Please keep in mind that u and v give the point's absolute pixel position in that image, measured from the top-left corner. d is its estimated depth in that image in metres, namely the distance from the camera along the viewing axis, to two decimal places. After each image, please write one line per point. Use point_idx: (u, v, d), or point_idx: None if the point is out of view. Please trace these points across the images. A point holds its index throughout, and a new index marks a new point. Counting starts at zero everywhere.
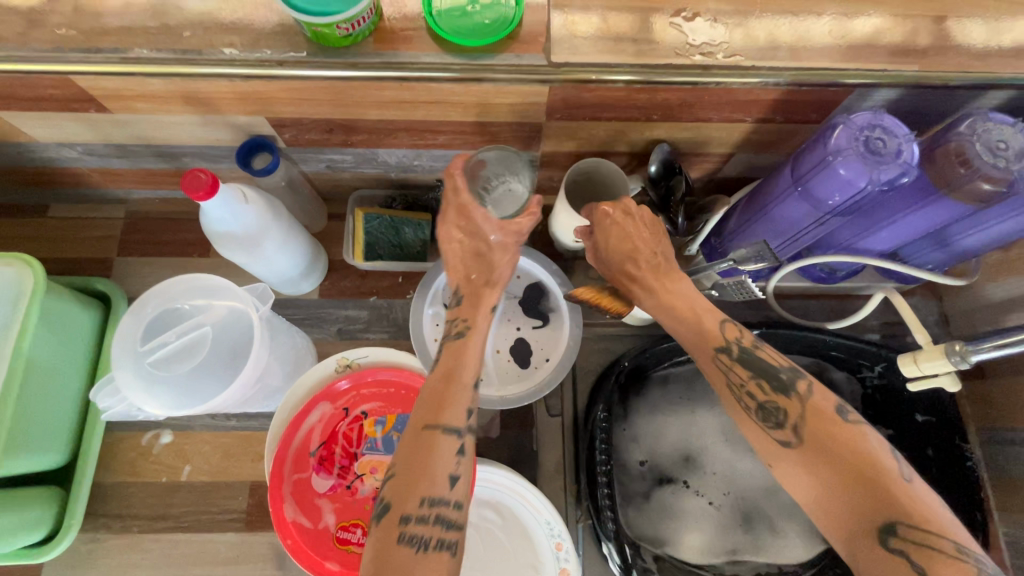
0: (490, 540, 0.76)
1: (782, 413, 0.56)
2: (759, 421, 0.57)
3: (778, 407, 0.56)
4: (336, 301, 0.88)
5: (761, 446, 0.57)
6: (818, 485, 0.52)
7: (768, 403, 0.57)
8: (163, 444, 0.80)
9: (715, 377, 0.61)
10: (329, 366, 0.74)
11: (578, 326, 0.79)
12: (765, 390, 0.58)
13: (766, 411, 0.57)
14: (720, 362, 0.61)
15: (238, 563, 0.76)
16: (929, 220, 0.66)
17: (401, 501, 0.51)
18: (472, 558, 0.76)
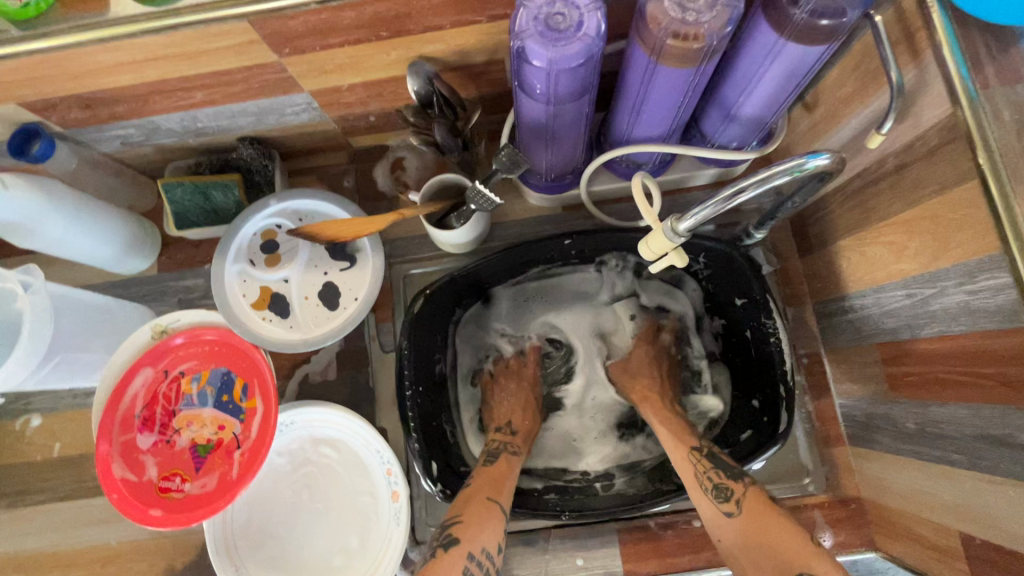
0: (329, 472, 0.81)
1: (729, 491, 0.64)
2: (710, 494, 0.64)
3: (728, 487, 0.64)
4: (174, 274, 0.91)
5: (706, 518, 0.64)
6: (749, 542, 0.60)
7: (721, 482, 0.65)
8: (34, 426, 0.87)
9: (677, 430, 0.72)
10: (146, 334, 0.78)
11: (382, 261, 0.80)
12: (720, 475, 0.65)
13: (718, 489, 0.64)
14: (692, 453, 0.68)
15: (112, 521, 0.84)
16: (673, 93, 0.62)
17: (466, 540, 0.63)
18: (314, 492, 0.81)
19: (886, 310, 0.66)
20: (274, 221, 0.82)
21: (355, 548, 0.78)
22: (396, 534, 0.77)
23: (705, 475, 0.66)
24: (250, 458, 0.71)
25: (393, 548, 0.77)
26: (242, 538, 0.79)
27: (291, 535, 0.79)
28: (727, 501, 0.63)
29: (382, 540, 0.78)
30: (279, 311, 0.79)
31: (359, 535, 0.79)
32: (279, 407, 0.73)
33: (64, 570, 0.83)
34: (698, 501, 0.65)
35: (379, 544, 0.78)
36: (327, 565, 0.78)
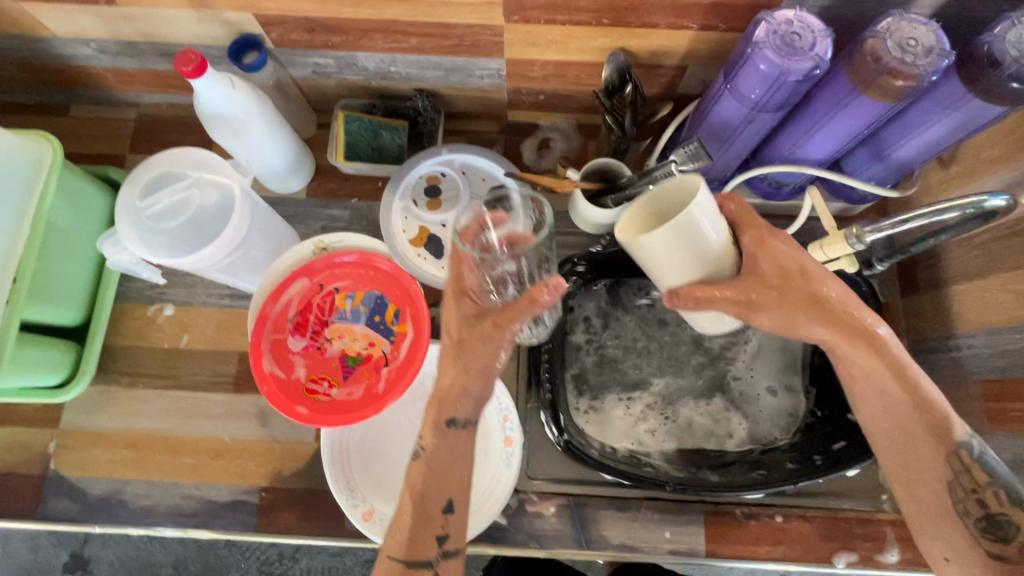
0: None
1: (1013, 528, 0.59)
2: (982, 527, 0.61)
3: (1011, 522, 0.59)
4: (321, 201, 0.97)
5: (965, 546, 0.61)
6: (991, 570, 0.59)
7: (1002, 516, 0.60)
8: (166, 315, 0.91)
9: (924, 461, 0.64)
10: (308, 248, 0.83)
11: (535, 225, 0.86)
12: (1000, 502, 0.61)
13: (995, 524, 0.60)
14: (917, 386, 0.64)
15: (227, 417, 0.87)
16: (856, 124, 0.70)
17: (429, 497, 0.67)
18: None
19: (997, 350, 0.74)
20: (441, 170, 0.88)
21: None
22: (504, 476, 0.82)
23: (970, 496, 0.62)
24: (397, 377, 0.76)
25: (501, 489, 0.81)
26: (355, 454, 0.83)
27: (402, 461, 0.84)
28: (1007, 542, 0.59)
29: (489, 480, 0.82)
30: (435, 251, 0.85)
31: (467, 472, 0.83)
32: (431, 335, 0.78)
33: (174, 455, 0.86)
34: (964, 538, 0.62)
35: (486, 483, 0.82)
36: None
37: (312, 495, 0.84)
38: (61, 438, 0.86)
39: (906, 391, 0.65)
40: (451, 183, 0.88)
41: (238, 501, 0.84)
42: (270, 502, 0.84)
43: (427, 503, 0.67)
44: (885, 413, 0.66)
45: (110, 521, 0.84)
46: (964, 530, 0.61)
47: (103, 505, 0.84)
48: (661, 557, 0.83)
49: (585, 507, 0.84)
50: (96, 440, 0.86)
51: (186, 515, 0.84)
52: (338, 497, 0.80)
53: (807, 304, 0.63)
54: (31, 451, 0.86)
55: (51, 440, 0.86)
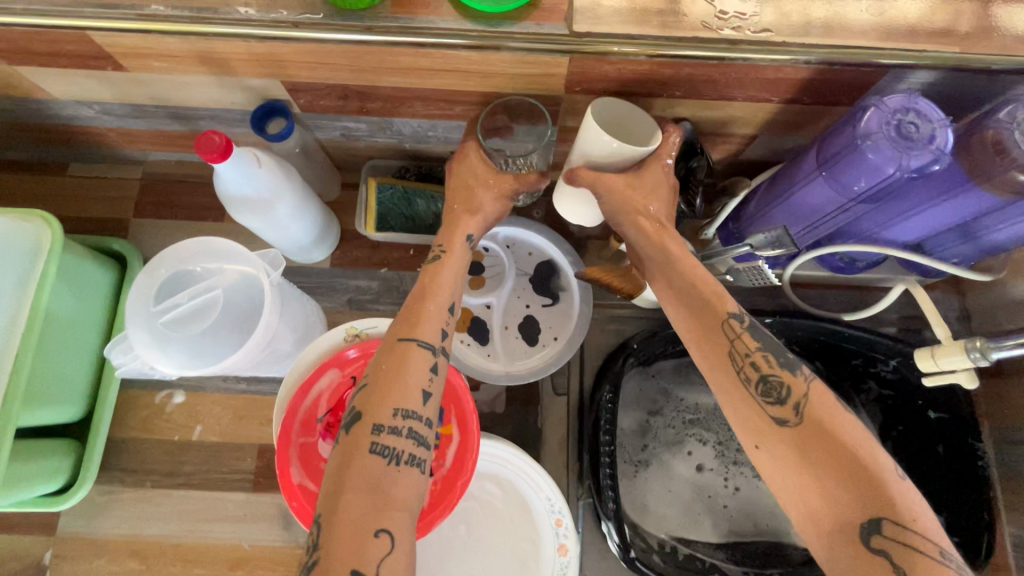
0: (490, 511, 0.78)
1: (784, 390, 0.55)
2: (759, 396, 0.55)
3: (779, 381, 0.55)
4: (347, 271, 0.88)
5: (749, 417, 0.56)
6: (805, 471, 0.51)
7: (773, 378, 0.55)
8: (176, 403, 0.82)
9: (723, 380, 0.58)
10: (339, 335, 0.75)
11: (589, 306, 0.78)
12: (771, 364, 0.56)
13: (769, 385, 0.55)
14: (728, 328, 0.59)
15: (246, 520, 0.78)
16: (959, 212, 0.63)
17: (373, 409, 0.55)
18: (472, 529, 0.77)
19: None
20: (483, 244, 0.80)
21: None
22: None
23: (748, 365, 0.57)
24: (444, 489, 0.68)
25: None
26: None
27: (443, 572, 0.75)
28: (782, 406, 0.54)
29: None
30: (479, 337, 0.76)
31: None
32: (479, 438, 0.69)
33: (187, 565, 0.77)
34: (753, 420, 0.55)
35: None
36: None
37: None
38: (58, 547, 0.77)
39: (709, 337, 0.59)
40: (495, 258, 0.80)
41: None
42: None
43: (400, 350, 0.59)
44: (720, 384, 0.58)
45: None
46: (754, 409, 0.55)
47: None
48: None
49: None
50: (98, 548, 0.77)
51: None
52: None
53: (693, 299, 0.62)
54: (24, 562, 0.76)
55: (46, 548, 0.77)
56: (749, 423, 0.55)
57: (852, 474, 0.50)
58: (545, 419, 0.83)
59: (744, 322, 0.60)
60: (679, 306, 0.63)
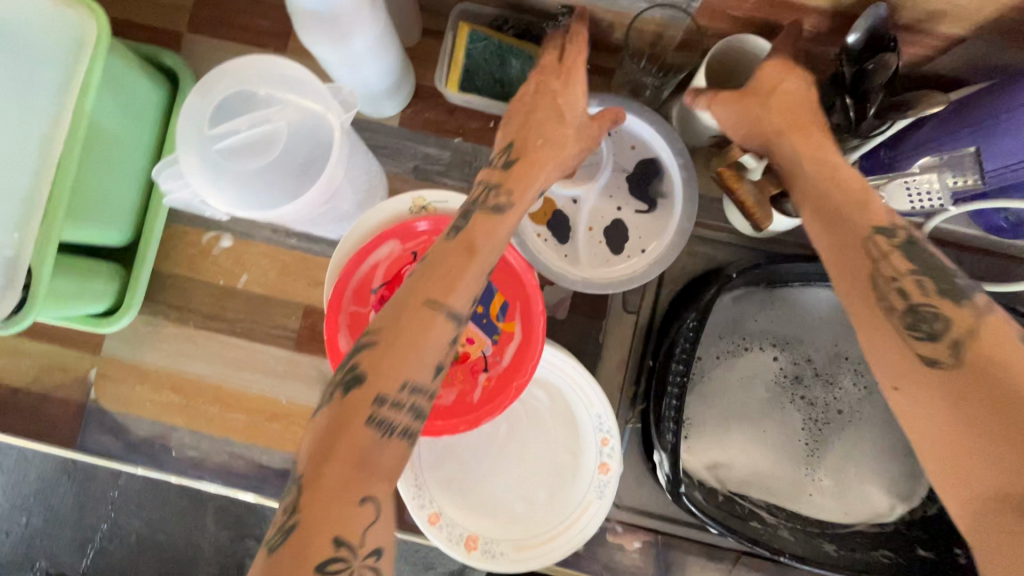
0: (535, 417, 0.74)
1: (942, 322, 0.42)
2: (902, 326, 0.43)
3: (937, 313, 0.42)
4: (417, 134, 0.78)
5: (887, 360, 0.44)
6: (959, 422, 0.38)
7: (925, 309, 0.43)
8: (223, 247, 0.77)
9: (862, 292, 0.47)
10: (404, 203, 0.67)
11: (690, 220, 0.67)
12: (925, 291, 0.44)
13: (919, 317, 0.43)
14: (873, 245, 0.47)
15: (286, 377, 0.76)
16: None
17: (379, 374, 0.43)
18: (513, 429, 0.74)
19: None
20: None
21: (541, 504, 0.73)
22: (592, 507, 0.71)
23: (893, 289, 0.45)
24: (497, 386, 0.63)
25: (588, 520, 0.71)
26: (427, 450, 0.73)
27: (476, 465, 0.74)
28: (934, 342, 0.41)
29: (575, 506, 0.72)
30: (558, 234, 0.67)
31: (548, 493, 0.73)
32: (543, 342, 0.62)
33: (225, 409, 0.76)
34: (887, 350, 0.44)
35: (570, 508, 0.72)
36: (508, 509, 0.73)
37: None
38: (102, 367, 0.77)
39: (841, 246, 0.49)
40: None
41: (292, 470, 0.76)
42: None
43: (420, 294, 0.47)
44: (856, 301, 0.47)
45: (153, 465, 0.77)
46: (886, 338, 0.44)
47: (146, 447, 0.77)
48: None
49: (673, 550, 0.74)
50: (141, 376, 0.77)
51: (235, 475, 0.76)
52: (404, 496, 0.70)
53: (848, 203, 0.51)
54: (70, 376, 0.77)
55: (92, 366, 0.77)
56: (880, 355, 0.44)
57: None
58: (607, 335, 0.77)
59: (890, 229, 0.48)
60: (813, 213, 0.53)
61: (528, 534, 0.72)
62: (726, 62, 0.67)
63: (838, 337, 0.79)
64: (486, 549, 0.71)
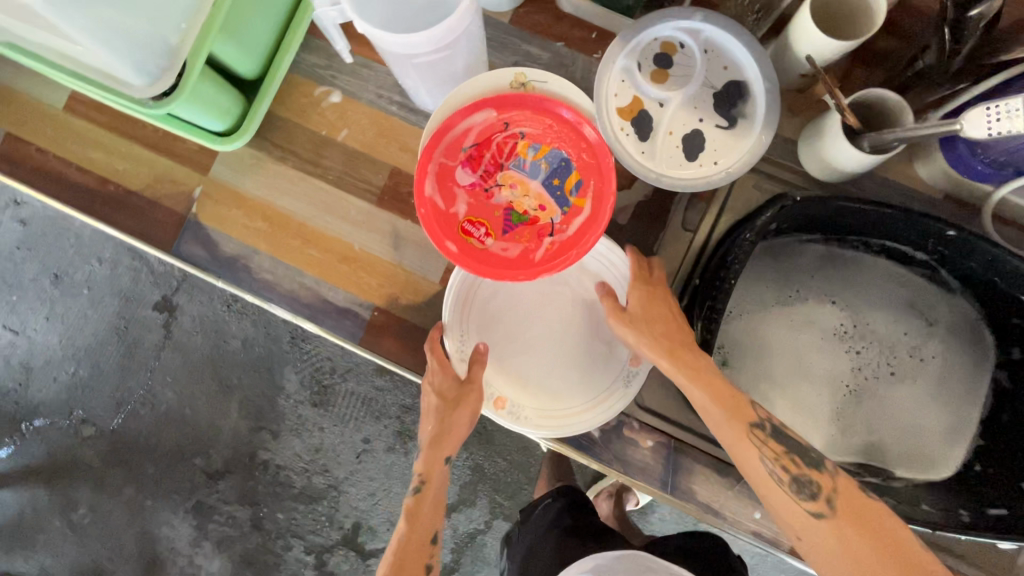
0: (578, 305, 0.79)
1: (814, 486, 0.63)
2: (795, 492, 0.63)
3: (810, 480, 0.64)
4: (524, 33, 0.84)
5: (792, 515, 0.63)
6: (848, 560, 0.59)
7: (806, 478, 0.64)
8: (331, 102, 0.86)
9: (765, 480, 0.64)
10: (506, 78, 0.73)
11: (766, 142, 0.71)
12: (800, 465, 0.65)
13: (802, 484, 0.64)
14: (755, 436, 0.65)
15: (363, 227, 0.84)
16: None
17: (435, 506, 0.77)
18: (558, 310, 0.79)
19: None
20: (682, 39, 0.73)
21: (569, 384, 0.78)
22: (616, 394, 0.77)
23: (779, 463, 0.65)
24: (558, 251, 0.69)
25: (610, 405, 0.76)
26: (477, 308, 0.79)
27: (518, 338, 0.79)
28: (814, 501, 0.63)
29: (600, 391, 0.77)
30: (640, 131, 0.72)
31: (579, 375, 0.78)
32: (608, 220, 0.69)
33: (305, 244, 0.85)
34: (789, 514, 0.63)
35: (595, 393, 0.77)
36: (537, 382, 0.78)
37: (421, 333, 0.82)
38: (207, 186, 0.86)
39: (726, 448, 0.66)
40: (688, 58, 0.73)
41: (351, 310, 0.84)
42: (380, 322, 0.83)
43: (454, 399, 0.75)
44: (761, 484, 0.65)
45: (232, 281, 0.85)
46: (787, 497, 0.63)
47: (229, 264, 0.86)
48: (740, 534, 0.77)
49: (683, 456, 0.78)
50: (238, 201, 0.86)
51: (301, 304, 0.84)
52: (449, 343, 0.77)
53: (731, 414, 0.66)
54: (179, 189, 0.87)
55: (198, 184, 0.86)
56: (781, 511, 0.64)
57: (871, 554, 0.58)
58: (661, 248, 0.81)
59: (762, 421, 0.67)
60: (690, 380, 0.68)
61: (552, 406, 0.77)
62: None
63: (880, 300, 0.83)
64: (512, 411, 0.77)
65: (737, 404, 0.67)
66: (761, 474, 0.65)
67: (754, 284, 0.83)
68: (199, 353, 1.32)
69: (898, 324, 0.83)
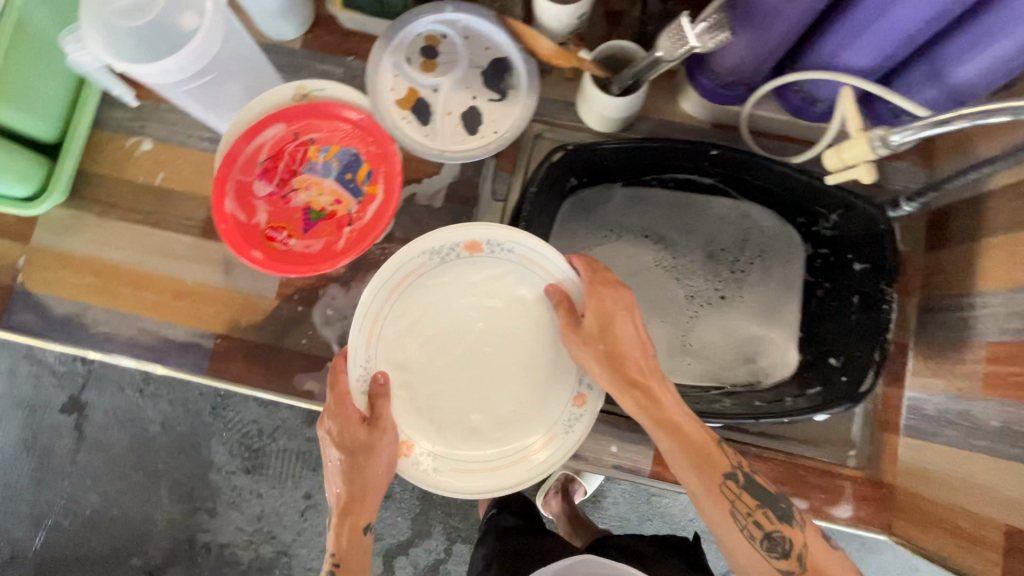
0: (510, 322, 0.74)
1: (785, 542, 0.63)
2: (766, 548, 0.64)
3: (783, 536, 0.64)
4: (315, 54, 0.90)
5: (763, 570, 0.64)
6: None
7: (777, 535, 0.64)
8: (143, 151, 0.89)
9: (717, 507, 0.65)
10: (288, 92, 0.78)
11: (533, 105, 0.79)
12: (772, 519, 0.65)
13: (774, 541, 0.64)
14: (728, 489, 0.65)
15: (193, 261, 0.86)
16: (915, 18, 0.60)
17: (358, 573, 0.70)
18: (490, 339, 0.74)
19: (1015, 310, 0.66)
20: (442, 30, 0.80)
21: (494, 424, 0.74)
22: (559, 435, 0.74)
23: (751, 519, 0.65)
24: (358, 237, 0.73)
25: (551, 446, 0.74)
26: (391, 313, 0.72)
27: (436, 370, 0.74)
28: (786, 558, 0.63)
29: (538, 436, 0.74)
30: (420, 117, 0.78)
31: (509, 411, 0.74)
32: (399, 201, 0.74)
33: (137, 289, 0.85)
34: (757, 563, 0.64)
35: (523, 432, 0.74)
36: (461, 415, 0.74)
37: (265, 349, 0.84)
38: (29, 254, 0.86)
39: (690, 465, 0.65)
40: (451, 46, 0.80)
41: (194, 343, 0.84)
42: (224, 348, 0.84)
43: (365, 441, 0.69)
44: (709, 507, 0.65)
45: (69, 341, 0.85)
46: (759, 553, 0.64)
47: (64, 325, 0.85)
48: (603, 470, 0.81)
49: None
50: (64, 262, 0.86)
51: (142, 348, 0.84)
52: (356, 353, 0.70)
53: (689, 459, 0.65)
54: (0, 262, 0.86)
55: (20, 254, 0.86)
56: (752, 564, 0.64)
57: None
58: (478, 221, 0.86)
59: (733, 473, 0.66)
60: (640, 411, 0.66)
61: (467, 440, 0.74)
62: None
63: (695, 231, 0.91)
64: (420, 455, 0.73)
65: (711, 461, 0.65)
66: (695, 476, 0.65)
67: (577, 235, 0.90)
68: (119, 447, 1.19)
69: (713, 244, 0.90)
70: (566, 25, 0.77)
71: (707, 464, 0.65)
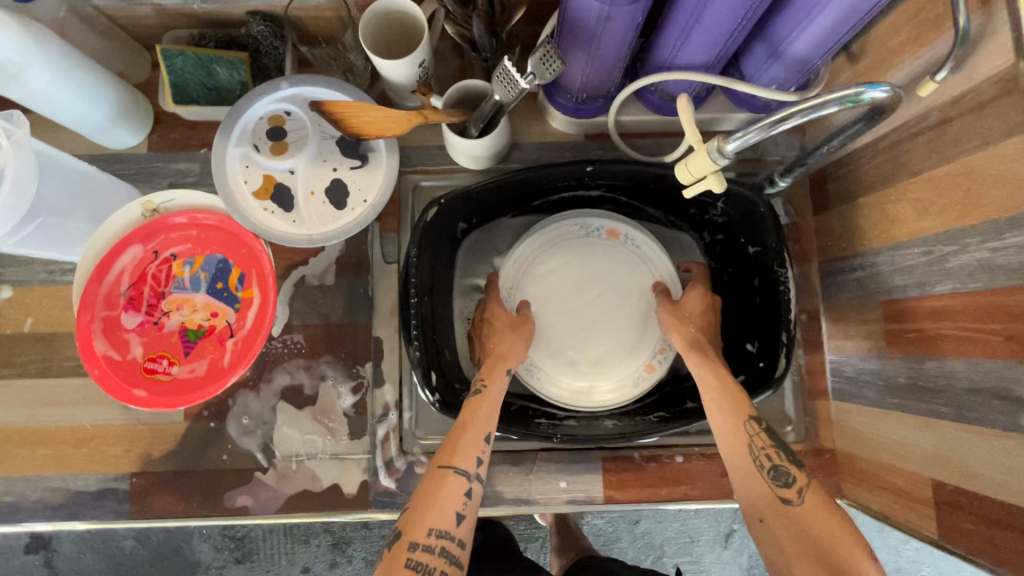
0: (629, 299, 0.84)
1: (790, 475, 0.64)
2: (770, 478, 0.65)
3: (787, 470, 0.64)
4: (165, 154, 0.85)
5: (763, 501, 0.64)
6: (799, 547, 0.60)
7: (783, 467, 0.65)
8: (4, 299, 0.82)
9: (737, 436, 0.67)
10: (135, 211, 0.73)
11: (396, 164, 0.76)
12: (782, 457, 0.65)
13: (778, 472, 0.64)
14: (749, 426, 0.67)
15: (86, 402, 0.81)
16: (733, 11, 0.59)
17: (411, 529, 0.62)
18: (619, 307, 0.84)
19: (897, 267, 0.67)
20: (284, 108, 0.76)
21: (565, 368, 0.82)
22: (631, 387, 0.82)
23: (762, 454, 0.66)
24: (243, 348, 0.69)
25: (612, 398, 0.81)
26: (535, 269, 0.84)
27: (563, 314, 0.84)
28: (787, 488, 0.64)
29: (608, 386, 0.82)
30: (282, 203, 0.74)
31: (604, 352, 0.83)
32: (277, 300, 0.70)
33: (33, 447, 0.80)
34: (760, 490, 0.65)
35: (613, 375, 0.82)
36: (567, 354, 0.83)
37: (185, 475, 0.79)
38: None
39: (723, 405, 0.69)
40: (298, 122, 0.76)
41: (108, 488, 0.79)
42: (142, 485, 0.79)
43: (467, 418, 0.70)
44: (738, 462, 0.66)
45: None
46: (761, 480, 0.65)
47: None
48: (558, 508, 0.79)
49: None
50: None
51: (54, 507, 0.79)
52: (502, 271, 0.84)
53: (717, 390, 0.70)
54: None
55: None
56: (754, 490, 0.65)
57: (802, 538, 0.60)
58: (375, 288, 0.83)
59: (760, 417, 0.68)
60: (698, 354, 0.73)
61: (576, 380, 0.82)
62: (394, 22, 0.73)
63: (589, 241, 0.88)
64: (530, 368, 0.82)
65: (743, 404, 0.68)
66: (725, 419, 0.68)
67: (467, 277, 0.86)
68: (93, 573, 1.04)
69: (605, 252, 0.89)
70: (409, 75, 0.74)
71: (737, 403, 0.68)
